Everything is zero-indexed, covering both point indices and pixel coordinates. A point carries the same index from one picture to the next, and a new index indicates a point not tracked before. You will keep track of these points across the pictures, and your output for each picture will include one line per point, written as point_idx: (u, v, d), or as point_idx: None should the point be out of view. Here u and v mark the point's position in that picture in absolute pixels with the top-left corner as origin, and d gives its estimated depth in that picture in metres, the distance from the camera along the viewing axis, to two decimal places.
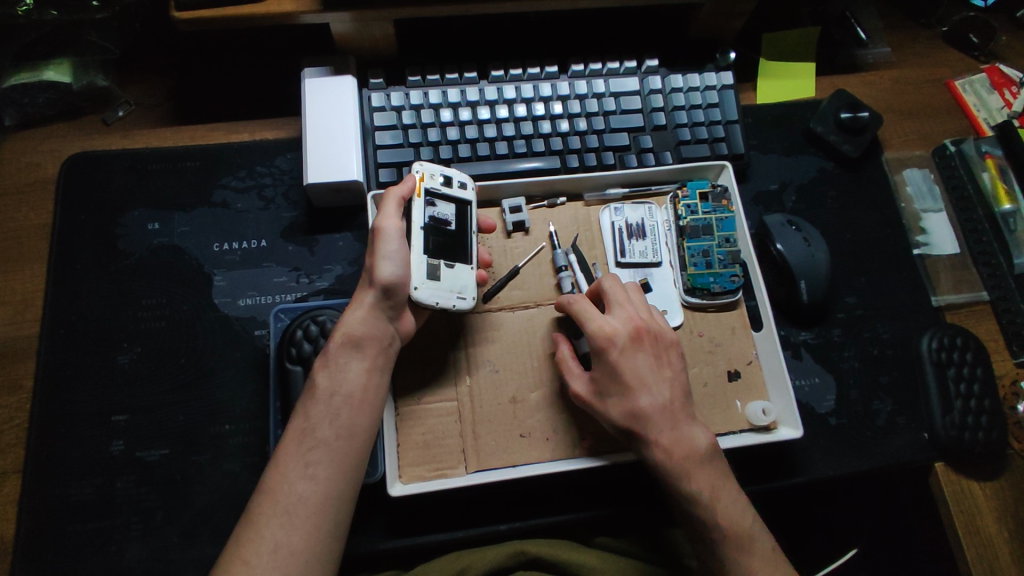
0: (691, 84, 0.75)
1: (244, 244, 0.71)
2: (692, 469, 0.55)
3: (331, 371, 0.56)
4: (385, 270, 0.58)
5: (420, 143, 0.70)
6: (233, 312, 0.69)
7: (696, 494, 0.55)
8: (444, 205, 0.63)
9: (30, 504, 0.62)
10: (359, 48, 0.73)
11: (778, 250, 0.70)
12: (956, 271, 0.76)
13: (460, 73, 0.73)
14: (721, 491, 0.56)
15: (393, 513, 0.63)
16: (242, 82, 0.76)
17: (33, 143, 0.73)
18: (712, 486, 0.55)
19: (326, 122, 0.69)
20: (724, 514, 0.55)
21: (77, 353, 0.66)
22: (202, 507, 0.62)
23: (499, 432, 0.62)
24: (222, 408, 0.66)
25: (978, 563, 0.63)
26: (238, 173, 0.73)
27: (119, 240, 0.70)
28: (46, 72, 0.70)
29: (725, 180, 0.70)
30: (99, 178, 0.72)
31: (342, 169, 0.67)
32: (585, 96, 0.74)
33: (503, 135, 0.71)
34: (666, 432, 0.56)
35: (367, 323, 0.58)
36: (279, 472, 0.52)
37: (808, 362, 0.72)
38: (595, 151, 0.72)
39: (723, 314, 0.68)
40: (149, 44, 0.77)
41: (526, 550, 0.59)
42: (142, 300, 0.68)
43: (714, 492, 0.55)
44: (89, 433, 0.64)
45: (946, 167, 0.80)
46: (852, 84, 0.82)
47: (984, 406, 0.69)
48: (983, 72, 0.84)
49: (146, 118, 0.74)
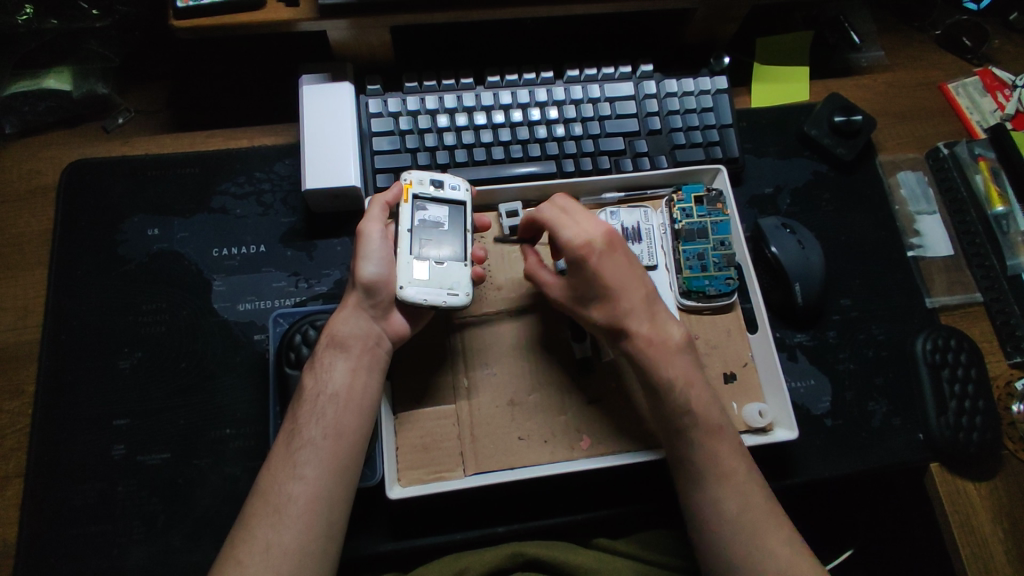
0: (686, 88, 0.75)
1: (243, 249, 0.71)
2: (666, 356, 0.58)
3: (317, 373, 0.57)
4: (366, 271, 0.59)
5: (417, 148, 0.70)
6: (232, 317, 0.69)
7: (673, 380, 0.58)
8: (435, 208, 0.63)
9: (32, 508, 0.62)
10: (357, 55, 0.73)
11: (772, 253, 0.71)
12: (950, 272, 0.77)
13: (456, 79, 0.74)
14: (699, 387, 0.58)
15: (392, 516, 0.64)
16: (241, 89, 0.77)
17: (34, 151, 0.73)
18: (688, 375, 0.58)
19: (323, 128, 0.69)
20: (729, 504, 0.55)
21: (78, 358, 0.67)
22: (203, 510, 0.63)
23: (497, 435, 0.62)
24: (222, 412, 0.66)
25: (974, 563, 0.64)
26: (237, 179, 0.73)
27: (120, 245, 0.71)
28: (46, 80, 0.71)
29: (720, 183, 0.71)
30: (100, 184, 0.72)
31: (340, 174, 0.68)
32: (580, 101, 0.74)
33: (499, 140, 0.72)
34: (642, 323, 0.59)
35: (350, 323, 0.59)
36: (270, 474, 0.53)
37: (803, 364, 0.72)
38: (591, 155, 0.73)
39: (719, 316, 0.69)
40: (149, 51, 0.77)
41: (524, 552, 0.59)
42: (143, 305, 0.69)
43: (708, 425, 0.57)
44: (90, 437, 0.65)
45: (939, 170, 0.81)
46: (846, 87, 0.83)
47: (978, 406, 0.69)
48: (976, 75, 0.84)
49: (145, 125, 0.75)
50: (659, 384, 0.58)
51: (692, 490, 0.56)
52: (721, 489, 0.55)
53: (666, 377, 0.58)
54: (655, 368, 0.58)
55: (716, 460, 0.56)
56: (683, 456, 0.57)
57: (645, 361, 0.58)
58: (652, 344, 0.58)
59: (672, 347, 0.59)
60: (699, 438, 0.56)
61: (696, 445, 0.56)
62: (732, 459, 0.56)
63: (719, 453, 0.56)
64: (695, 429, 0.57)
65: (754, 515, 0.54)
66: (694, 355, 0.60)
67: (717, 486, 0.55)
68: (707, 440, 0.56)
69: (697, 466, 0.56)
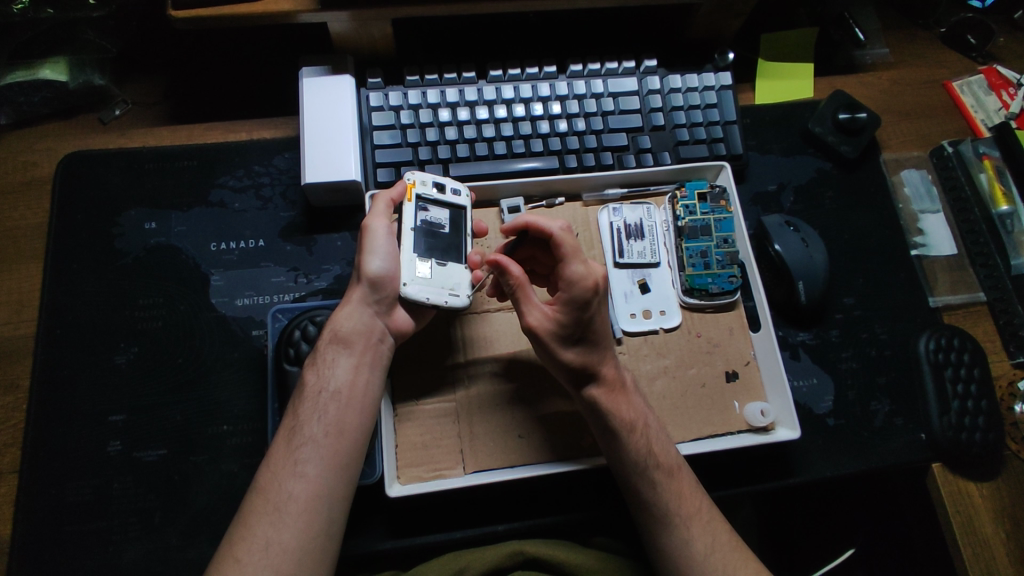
0: (690, 84, 0.74)
1: (242, 244, 0.71)
2: (620, 400, 0.57)
3: (320, 369, 0.57)
4: (372, 265, 0.58)
5: (418, 143, 0.70)
6: (231, 312, 0.68)
7: (631, 422, 0.57)
8: (437, 210, 0.62)
9: (27, 505, 0.61)
10: (357, 47, 0.72)
11: (776, 250, 0.70)
12: (953, 272, 0.76)
13: (458, 72, 0.73)
14: (652, 431, 0.58)
15: (391, 514, 0.63)
16: (239, 81, 0.76)
17: (29, 142, 0.72)
18: (643, 418, 0.58)
19: (324, 121, 0.68)
20: (698, 542, 0.54)
21: (74, 353, 0.66)
22: (200, 507, 0.62)
23: (497, 433, 0.62)
24: (220, 408, 0.65)
25: (976, 563, 0.63)
26: (236, 172, 0.72)
27: (116, 239, 0.70)
28: (42, 71, 0.70)
29: (724, 180, 0.70)
30: (96, 177, 0.71)
31: (340, 168, 0.67)
32: (584, 96, 0.74)
33: (501, 134, 0.71)
34: (604, 373, 0.58)
35: (354, 318, 0.58)
36: (271, 471, 0.52)
37: (806, 363, 0.72)
38: (594, 151, 0.72)
39: (721, 315, 0.68)
40: (146, 42, 0.76)
41: (524, 550, 0.58)
42: (140, 300, 0.68)
43: (665, 468, 0.56)
44: (86, 433, 0.64)
45: (944, 168, 0.80)
46: (850, 84, 0.83)
47: (981, 407, 0.69)
48: (980, 73, 0.84)
49: (143, 116, 0.74)
50: (616, 424, 0.56)
51: (659, 535, 0.55)
52: (689, 528, 0.55)
53: (620, 421, 0.56)
54: (616, 414, 0.56)
55: (679, 504, 0.55)
56: (645, 502, 0.56)
57: (603, 410, 0.56)
58: (607, 396, 0.57)
59: (622, 390, 0.58)
60: (660, 482, 0.56)
61: (657, 491, 0.55)
62: (694, 502, 0.56)
63: (681, 493, 0.56)
64: (655, 472, 0.56)
65: (723, 553, 0.55)
66: (640, 398, 0.60)
67: (683, 529, 0.55)
68: (667, 481, 0.56)
69: (663, 509, 0.55)
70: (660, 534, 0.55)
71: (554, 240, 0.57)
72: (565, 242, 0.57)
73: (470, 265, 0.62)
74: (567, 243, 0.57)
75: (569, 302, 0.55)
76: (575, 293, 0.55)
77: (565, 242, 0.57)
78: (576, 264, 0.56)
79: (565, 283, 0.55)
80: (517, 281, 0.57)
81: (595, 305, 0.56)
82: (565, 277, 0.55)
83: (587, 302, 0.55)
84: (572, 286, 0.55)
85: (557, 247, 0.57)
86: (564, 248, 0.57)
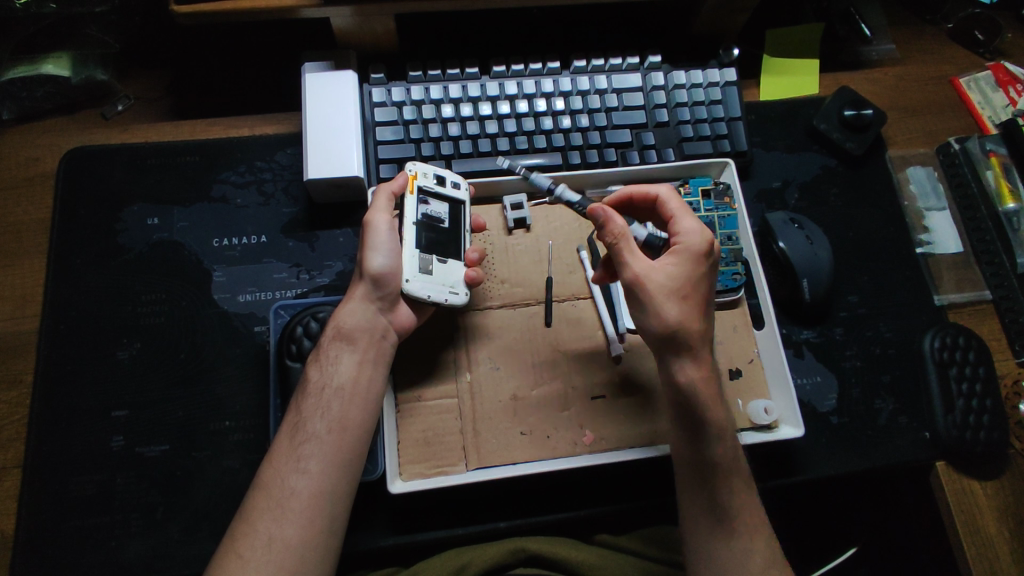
0: (694, 80, 0.74)
1: (244, 240, 0.70)
2: (716, 398, 0.56)
3: (322, 366, 0.57)
4: (374, 262, 0.58)
5: (421, 139, 0.69)
6: (232, 308, 0.68)
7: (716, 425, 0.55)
8: (437, 203, 0.62)
9: (30, 499, 0.61)
10: (360, 43, 0.72)
11: (780, 247, 0.70)
12: (958, 270, 0.76)
13: (461, 68, 0.72)
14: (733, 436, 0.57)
15: (393, 511, 0.63)
16: (242, 76, 0.76)
17: (32, 138, 0.72)
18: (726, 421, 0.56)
19: (326, 118, 0.68)
20: (759, 556, 0.53)
21: (77, 348, 0.66)
22: (202, 502, 0.62)
23: (500, 430, 0.61)
24: (222, 404, 0.65)
25: (979, 563, 0.63)
26: (238, 168, 0.72)
27: (119, 235, 0.70)
28: (45, 65, 0.70)
29: (728, 177, 0.70)
30: (98, 172, 0.71)
31: (342, 164, 0.67)
32: (588, 92, 0.73)
33: (504, 131, 0.71)
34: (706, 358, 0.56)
35: (356, 315, 0.58)
36: (273, 467, 0.52)
37: (810, 361, 0.71)
38: (597, 147, 0.71)
39: (724, 312, 0.68)
40: (148, 37, 0.76)
41: (526, 547, 0.58)
42: (142, 296, 0.68)
43: (744, 477, 0.56)
44: (88, 429, 0.64)
45: (950, 165, 0.79)
46: (857, 80, 0.82)
47: (986, 406, 0.68)
48: (988, 69, 0.83)
49: (146, 112, 0.74)
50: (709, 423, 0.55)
51: (720, 544, 0.53)
52: (750, 539, 0.54)
53: (710, 417, 0.55)
54: (706, 407, 0.55)
55: (746, 515, 0.55)
56: (716, 507, 0.54)
57: (693, 402, 0.55)
58: (701, 383, 0.55)
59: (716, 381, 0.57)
60: (736, 489, 0.55)
61: (731, 496, 0.55)
62: (756, 517, 0.55)
63: (747, 505, 0.55)
64: (733, 478, 0.55)
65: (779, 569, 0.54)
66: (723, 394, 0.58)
67: (745, 539, 0.54)
68: (745, 491, 0.55)
69: (731, 516, 0.54)
70: (723, 542, 0.53)
71: (664, 198, 0.61)
72: (674, 201, 0.61)
73: (467, 263, 0.62)
74: (675, 200, 0.61)
75: (683, 251, 0.57)
76: (691, 242, 0.57)
77: (672, 202, 0.61)
78: (682, 220, 0.59)
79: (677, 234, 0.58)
80: (622, 228, 0.57)
81: (702, 258, 0.57)
82: (676, 230, 0.59)
83: (698, 250, 0.57)
84: (688, 234, 0.58)
85: (665, 207, 0.61)
86: (675, 206, 0.61)
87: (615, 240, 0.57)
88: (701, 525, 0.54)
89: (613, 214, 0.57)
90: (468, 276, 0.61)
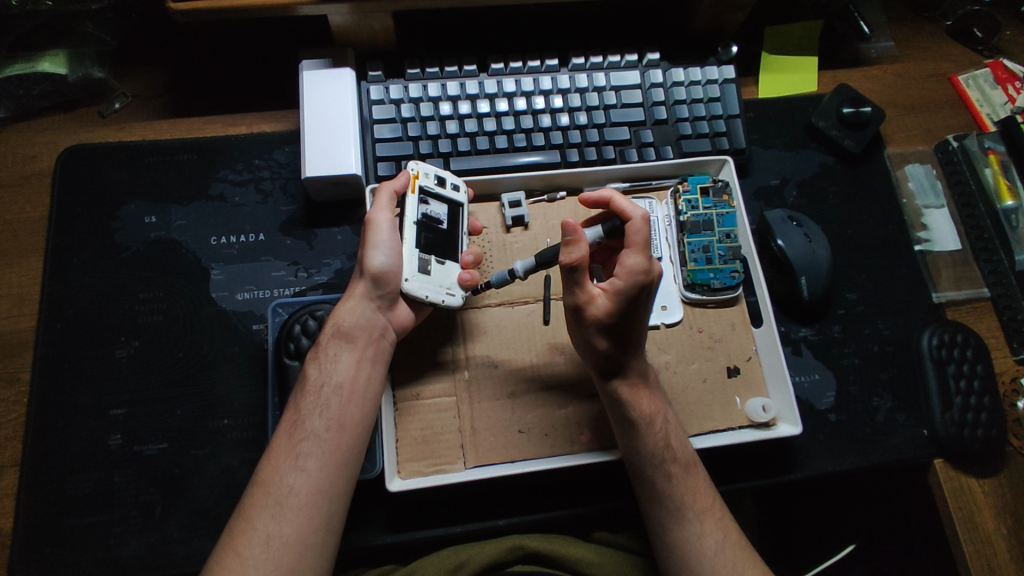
0: (693, 77, 0.74)
1: (242, 238, 0.70)
2: (642, 394, 0.59)
3: (322, 364, 0.57)
4: (374, 260, 0.58)
5: (418, 137, 0.69)
6: (230, 306, 0.68)
7: (648, 417, 0.58)
8: (437, 204, 0.62)
9: (28, 498, 0.61)
10: (358, 40, 0.72)
11: (778, 246, 0.70)
12: (957, 268, 0.76)
13: (459, 66, 0.72)
14: (670, 425, 0.59)
15: (391, 509, 0.63)
16: (240, 74, 0.75)
17: (29, 135, 0.72)
18: (662, 412, 0.59)
19: (324, 116, 0.68)
20: (710, 539, 0.56)
21: (74, 346, 0.66)
22: (200, 501, 0.62)
23: (498, 428, 0.61)
24: (220, 402, 0.65)
25: (976, 560, 0.64)
26: (236, 166, 0.72)
27: (116, 233, 0.70)
28: (41, 64, 0.69)
29: (727, 175, 0.70)
30: (96, 171, 0.71)
31: (340, 162, 0.67)
32: (586, 90, 0.73)
33: (502, 128, 0.70)
34: (630, 367, 0.58)
35: (356, 313, 0.58)
36: (272, 465, 0.52)
37: (808, 359, 0.71)
38: (595, 145, 0.71)
39: (723, 310, 0.68)
40: (145, 34, 0.76)
41: (524, 545, 0.58)
42: (140, 294, 0.68)
43: (682, 462, 0.58)
44: (87, 427, 0.64)
45: (949, 163, 0.79)
46: (855, 78, 0.82)
47: (984, 403, 0.68)
48: (986, 66, 0.83)
49: (143, 110, 0.74)
50: (635, 419, 0.58)
51: (672, 528, 0.56)
52: (701, 523, 0.57)
53: (638, 415, 0.58)
54: (635, 407, 0.58)
55: (693, 499, 0.57)
56: (659, 494, 0.57)
57: (623, 401, 0.58)
58: (631, 394, 0.58)
59: (643, 384, 0.59)
60: (677, 476, 0.57)
61: (672, 485, 0.57)
62: (707, 500, 0.58)
63: (694, 489, 0.58)
64: (672, 466, 0.58)
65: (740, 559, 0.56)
66: (659, 392, 0.61)
67: (696, 523, 0.56)
68: (684, 476, 0.58)
69: (675, 502, 0.57)
70: (672, 526, 0.56)
71: (632, 227, 0.57)
72: (639, 231, 0.57)
73: (463, 265, 0.62)
74: (639, 231, 0.57)
75: (622, 290, 0.54)
76: (631, 283, 0.54)
77: (636, 233, 0.57)
78: (635, 255, 0.55)
79: (622, 271, 0.55)
80: (584, 259, 0.53)
81: (642, 300, 0.56)
82: (622, 265, 0.55)
83: (637, 296, 0.55)
84: (630, 276, 0.54)
85: (631, 234, 0.57)
86: (637, 237, 0.56)
87: (570, 267, 0.53)
88: (662, 514, 0.57)
89: (581, 242, 0.53)
90: (463, 278, 0.61)
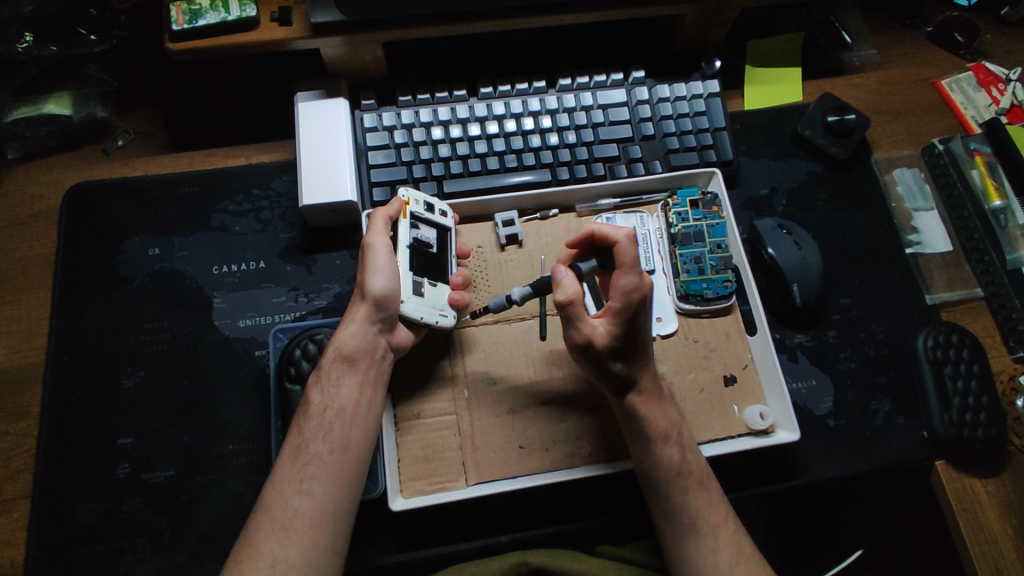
0: (678, 93, 0.76)
1: (243, 266, 0.72)
2: (651, 409, 0.59)
3: (324, 388, 0.58)
4: (375, 283, 0.59)
5: (412, 161, 0.71)
6: (233, 333, 0.70)
7: (665, 434, 0.58)
8: (427, 228, 0.64)
9: (39, 528, 0.63)
10: (350, 71, 0.74)
11: (770, 254, 0.71)
12: (950, 269, 0.77)
13: (449, 91, 0.74)
14: (683, 439, 0.60)
15: (394, 528, 0.63)
16: (238, 108, 0.78)
17: (35, 175, 0.74)
18: (676, 428, 0.59)
19: (320, 145, 0.70)
20: (724, 554, 0.57)
21: (83, 378, 0.68)
22: (209, 526, 0.63)
23: (499, 443, 0.62)
24: (225, 428, 0.67)
25: (984, 561, 0.63)
26: (236, 197, 0.74)
27: (122, 266, 0.72)
28: (46, 106, 0.72)
29: (715, 186, 0.71)
30: (101, 206, 0.73)
31: (337, 189, 0.69)
32: (574, 109, 0.75)
33: (494, 150, 0.72)
34: (641, 380, 0.59)
35: (358, 336, 0.59)
36: (277, 489, 0.53)
37: (804, 364, 0.72)
38: (586, 162, 0.73)
39: (717, 319, 0.69)
40: (145, 74, 0.79)
41: (528, 560, 0.60)
42: (145, 325, 0.70)
43: (696, 477, 0.59)
44: (95, 457, 0.65)
45: (935, 167, 0.80)
46: (839, 86, 0.83)
47: (982, 403, 0.69)
48: (969, 70, 0.84)
49: (145, 146, 0.76)
50: (653, 435, 0.58)
51: (686, 545, 0.57)
52: (715, 537, 0.57)
53: (653, 429, 0.58)
54: (650, 422, 0.58)
55: (705, 513, 0.58)
56: (673, 511, 0.58)
57: (638, 416, 0.58)
58: (647, 406, 0.59)
59: (656, 398, 0.60)
60: (687, 493, 0.58)
61: (684, 501, 0.58)
62: (719, 512, 0.58)
63: (704, 505, 0.58)
64: (686, 486, 0.58)
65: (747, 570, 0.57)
66: (672, 407, 0.61)
67: (710, 538, 0.57)
68: (697, 493, 0.58)
69: (689, 518, 0.57)
70: (686, 542, 0.57)
71: (619, 249, 0.57)
72: (626, 252, 0.57)
73: (452, 286, 0.64)
74: (627, 253, 0.57)
75: (620, 310, 0.56)
76: (628, 301, 0.55)
77: (624, 253, 0.56)
78: (627, 275, 0.55)
79: (617, 293, 0.55)
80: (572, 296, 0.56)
81: (642, 314, 0.57)
82: (617, 287, 0.55)
83: (637, 312, 0.56)
84: (625, 295, 0.55)
85: (618, 256, 0.57)
86: (625, 258, 0.56)
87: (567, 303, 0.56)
88: (677, 531, 0.58)
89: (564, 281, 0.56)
90: (453, 299, 0.63)
